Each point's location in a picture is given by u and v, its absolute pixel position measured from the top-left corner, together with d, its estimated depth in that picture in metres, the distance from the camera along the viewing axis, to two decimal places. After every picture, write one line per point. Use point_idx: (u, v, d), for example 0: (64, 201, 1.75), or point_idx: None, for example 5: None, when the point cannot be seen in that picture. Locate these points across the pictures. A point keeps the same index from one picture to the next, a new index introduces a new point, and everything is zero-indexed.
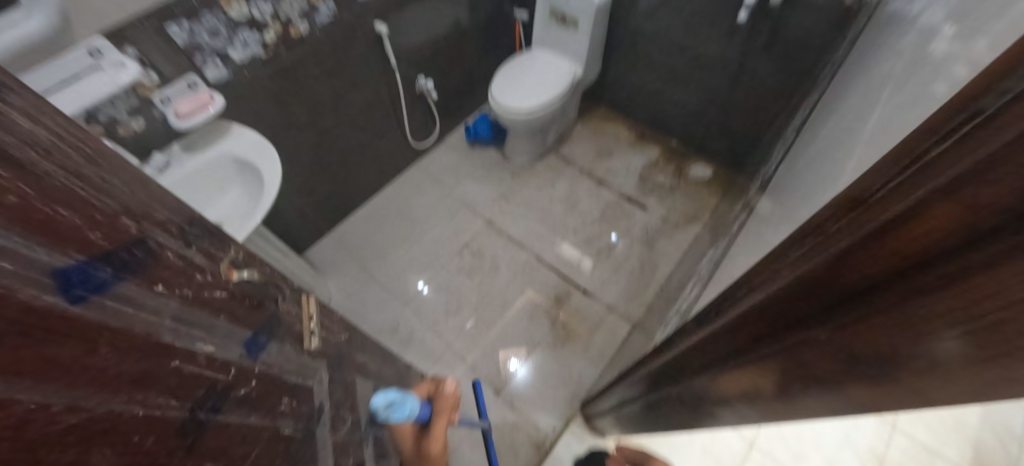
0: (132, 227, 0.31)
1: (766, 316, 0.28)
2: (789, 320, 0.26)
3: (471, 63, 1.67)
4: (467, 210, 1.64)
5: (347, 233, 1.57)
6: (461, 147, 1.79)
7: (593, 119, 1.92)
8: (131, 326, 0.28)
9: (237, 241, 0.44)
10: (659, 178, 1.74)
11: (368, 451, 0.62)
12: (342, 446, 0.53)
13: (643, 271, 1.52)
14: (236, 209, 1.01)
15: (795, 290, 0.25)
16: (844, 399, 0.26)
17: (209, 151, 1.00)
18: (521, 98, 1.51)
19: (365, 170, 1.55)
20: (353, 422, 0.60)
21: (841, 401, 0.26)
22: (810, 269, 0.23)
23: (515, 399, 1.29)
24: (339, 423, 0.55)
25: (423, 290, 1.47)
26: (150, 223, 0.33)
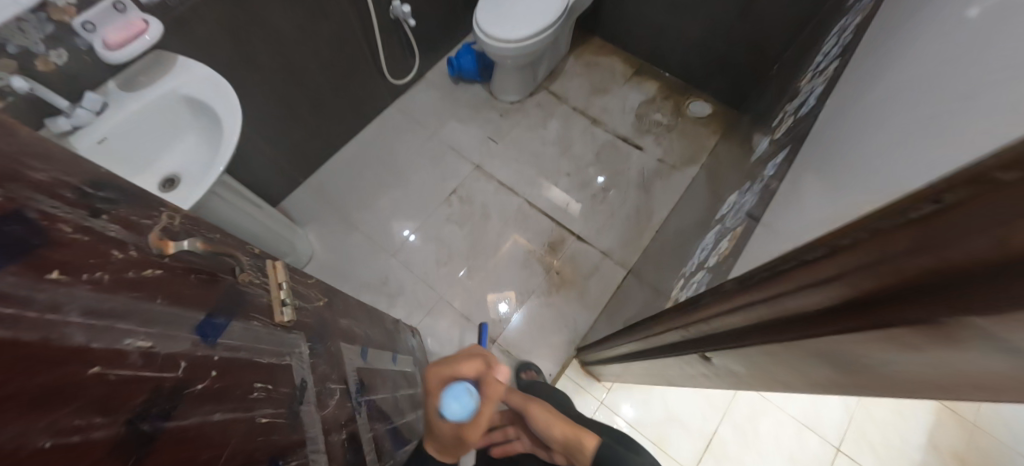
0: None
1: (792, 308, 0.27)
2: (817, 314, 0.25)
3: None
4: (452, 154, 1.52)
5: (324, 182, 1.46)
6: (444, 83, 1.62)
7: (588, 51, 1.74)
8: (11, 333, 0.20)
9: (171, 203, 0.35)
10: (656, 116, 1.62)
11: (361, 419, 0.59)
12: (331, 421, 0.49)
13: (639, 216, 1.46)
14: (195, 158, 0.89)
15: (820, 290, 0.24)
16: (876, 389, 0.26)
17: (153, 89, 0.84)
18: (512, 26, 1.33)
19: (336, 111, 1.40)
20: (342, 391, 0.56)
21: (871, 388, 0.26)
22: (835, 273, 0.22)
23: (510, 348, 1.28)
24: (327, 397, 0.51)
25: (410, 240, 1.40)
26: (31, 187, 0.24)
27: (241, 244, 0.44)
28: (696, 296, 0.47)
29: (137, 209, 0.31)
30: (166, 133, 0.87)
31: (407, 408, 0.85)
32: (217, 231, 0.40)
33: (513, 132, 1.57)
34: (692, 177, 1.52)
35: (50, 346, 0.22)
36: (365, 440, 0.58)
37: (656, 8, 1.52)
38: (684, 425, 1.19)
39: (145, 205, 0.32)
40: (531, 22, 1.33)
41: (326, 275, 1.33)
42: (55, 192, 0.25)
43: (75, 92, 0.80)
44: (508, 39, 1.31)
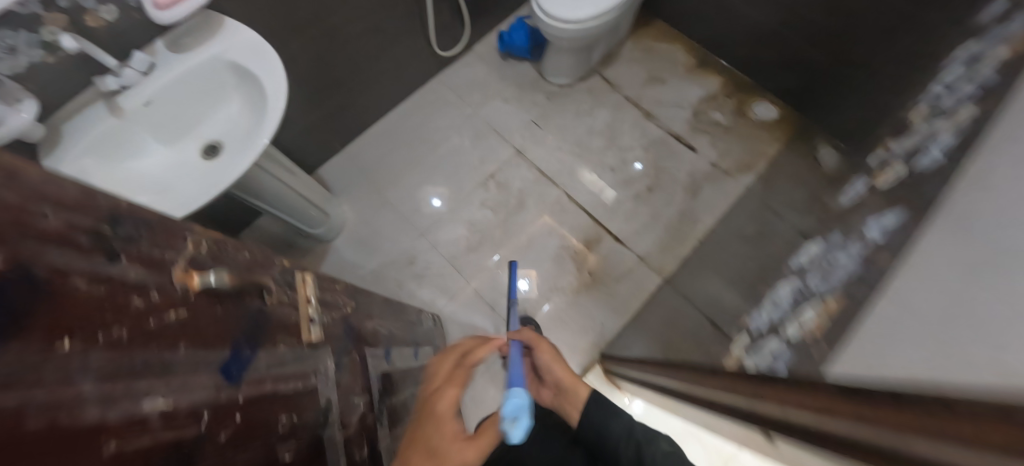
0: (19, 244, 0.19)
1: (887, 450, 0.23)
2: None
3: None
4: (493, 134, 1.45)
5: (361, 152, 1.43)
6: (490, 58, 1.53)
7: (650, 35, 1.58)
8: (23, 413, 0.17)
9: (197, 229, 0.32)
10: (714, 114, 1.47)
11: (381, 429, 0.57)
12: (352, 439, 0.48)
13: (682, 221, 1.34)
14: (237, 125, 0.87)
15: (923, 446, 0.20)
16: None
17: (200, 54, 0.81)
18: (573, 4, 1.21)
19: (378, 80, 1.34)
20: (365, 404, 0.55)
21: None
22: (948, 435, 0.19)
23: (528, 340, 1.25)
24: (349, 415, 0.49)
25: (434, 202, 1.38)
26: (48, 236, 0.21)
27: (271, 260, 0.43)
28: (771, 371, 0.42)
29: (162, 241, 0.29)
30: (210, 98, 0.85)
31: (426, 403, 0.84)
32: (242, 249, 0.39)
33: (557, 117, 1.47)
34: (747, 185, 1.38)
35: (60, 427, 0.19)
36: (383, 449, 0.57)
37: None
38: (703, 440, 1.12)
39: (168, 236, 0.30)
40: (595, 1, 1.21)
41: (356, 248, 1.33)
42: (74, 239, 0.22)
43: (124, 51, 0.78)
44: (567, 19, 1.20)
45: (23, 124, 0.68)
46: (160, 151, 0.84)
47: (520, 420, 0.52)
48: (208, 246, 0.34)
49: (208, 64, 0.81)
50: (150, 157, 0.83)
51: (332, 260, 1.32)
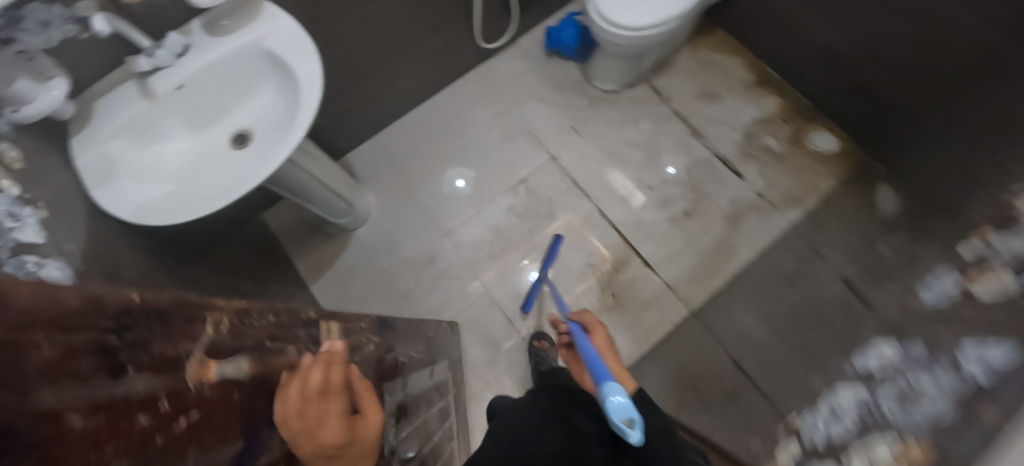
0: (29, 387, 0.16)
1: None
2: None
3: None
4: (529, 137, 1.38)
5: (391, 140, 1.39)
6: (534, 53, 1.44)
7: (707, 45, 1.47)
8: None
9: (215, 309, 0.31)
10: (766, 140, 1.36)
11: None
12: None
13: (718, 253, 1.26)
14: (268, 116, 0.83)
15: None
16: None
17: (236, 41, 0.76)
18: (631, 10, 1.12)
19: (415, 69, 1.28)
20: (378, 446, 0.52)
21: None
22: None
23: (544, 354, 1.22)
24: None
25: (459, 184, 1.35)
26: (61, 366, 0.18)
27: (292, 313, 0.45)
28: None
29: (179, 332, 0.26)
30: (243, 85, 0.81)
31: (435, 422, 0.83)
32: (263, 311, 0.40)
33: (597, 125, 1.39)
34: (793, 221, 1.29)
35: None
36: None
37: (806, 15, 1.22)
38: None
39: (188, 323, 0.27)
40: (657, 9, 1.11)
41: (378, 239, 1.31)
42: (90, 358, 0.20)
43: (159, 30, 0.76)
44: (625, 24, 1.11)
45: (55, 104, 0.65)
46: (190, 137, 0.82)
47: (637, 421, 0.58)
48: (229, 322, 0.33)
49: (243, 52, 0.77)
50: (179, 142, 0.81)
51: (353, 250, 1.31)
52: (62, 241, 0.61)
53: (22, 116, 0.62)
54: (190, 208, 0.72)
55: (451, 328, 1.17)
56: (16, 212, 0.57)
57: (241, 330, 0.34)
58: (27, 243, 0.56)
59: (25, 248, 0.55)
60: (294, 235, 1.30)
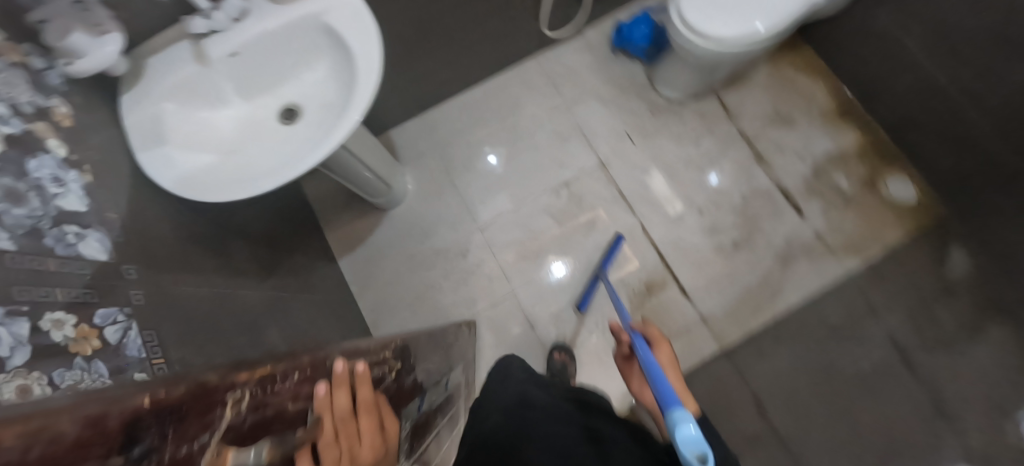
0: None
1: None
2: None
3: None
4: (580, 138, 1.31)
5: (436, 121, 1.33)
6: (598, 48, 1.34)
7: (789, 63, 1.33)
8: None
9: (239, 386, 0.31)
10: (836, 178, 1.24)
11: None
12: None
13: (762, 292, 1.18)
14: (320, 93, 0.78)
15: None
16: None
17: (297, 11, 0.71)
18: (715, 17, 1.01)
19: (473, 50, 1.22)
20: None
21: None
22: None
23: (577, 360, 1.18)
24: None
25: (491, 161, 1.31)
26: None
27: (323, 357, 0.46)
28: None
29: (194, 425, 0.25)
30: (298, 58, 0.77)
31: (442, 432, 0.82)
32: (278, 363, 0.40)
33: (655, 135, 1.30)
34: (851, 270, 1.17)
35: None
36: None
37: (910, 49, 1.07)
38: None
39: (207, 413, 0.26)
40: (747, 20, 1.00)
41: (411, 223, 1.28)
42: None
43: None
44: (708, 33, 1.01)
45: (106, 62, 0.63)
46: (240, 105, 0.79)
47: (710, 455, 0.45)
48: (251, 395, 0.32)
49: (304, 25, 0.72)
50: (229, 108, 0.78)
51: (385, 230, 1.28)
52: (105, 208, 0.60)
53: (75, 70, 0.60)
54: (228, 184, 0.68)
55: (469, 327, 1.15)
56: (60, 176, 0.55)
57: (265, 400, 0.33)
58: (69, 211, 0.54)
59: (66, 217, 0.53)
60: (329, 206, 1.29)
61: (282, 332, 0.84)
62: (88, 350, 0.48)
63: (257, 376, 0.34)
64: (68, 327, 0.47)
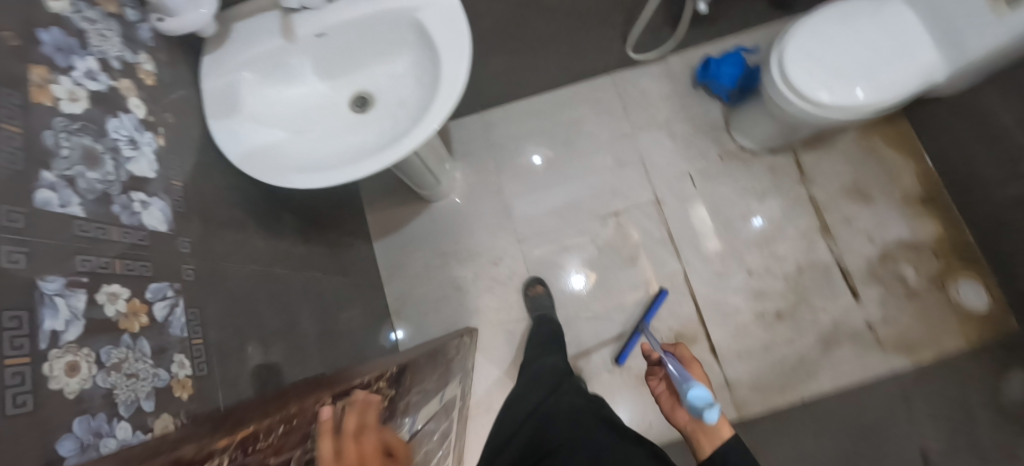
0: None
1: None
2: None
3: None
4: (640, 168, 1.25)
5: (496, 122, 1.30)
6: (680, 78, 1.27)
7: (880, 134, 1.23)
8: None
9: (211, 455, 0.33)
10: (904, 270, 1.14)
11: None
12: None
13: (795, 370, 1.11)
14: (397, 89, 0.76)
15: None
16: None
17: (393, 3, 0.68)
18: (817, 80, 0.93)
19: (551, 58, 1.17)
20: None
21: None
22: None
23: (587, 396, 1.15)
24: None
25: (536, 162, 1.27)
26: None
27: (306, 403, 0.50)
28: None
29: None
30: (381, 48, 0.74)
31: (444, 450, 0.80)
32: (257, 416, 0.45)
33: (719, 181, 1.23)
34: (896, 370, 1.09)
35: None
36: None
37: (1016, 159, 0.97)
38: None
39: None
40: (852, 87, 0.91)
41: (451, 220, 1.26)
42: None
43: None
44: (804, 92, 0.93)
45: (195, 27, 0.62)
46: (316, 84, 0.77)
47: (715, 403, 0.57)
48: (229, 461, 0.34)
49: (393, 17, 0.69)
50: (305, 85, 0.76)
51: (424, 221, 1.27)
52: (171, 175, 0.59)
53: (166, 29, 0.59)
54: (293, 167, 0.67)
55: (469, 336, 1.13)
56: (136, 138, 0.55)
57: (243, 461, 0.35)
58: (137, 177, 0.53)
59: (134, 184, 0.53)
60: (375, 186, 1.28)
61: (306, 314, 0.83)
62: (137, 327, 0.48)
63: (236, 441, 0.37)
64: (122, 300, 0.47)
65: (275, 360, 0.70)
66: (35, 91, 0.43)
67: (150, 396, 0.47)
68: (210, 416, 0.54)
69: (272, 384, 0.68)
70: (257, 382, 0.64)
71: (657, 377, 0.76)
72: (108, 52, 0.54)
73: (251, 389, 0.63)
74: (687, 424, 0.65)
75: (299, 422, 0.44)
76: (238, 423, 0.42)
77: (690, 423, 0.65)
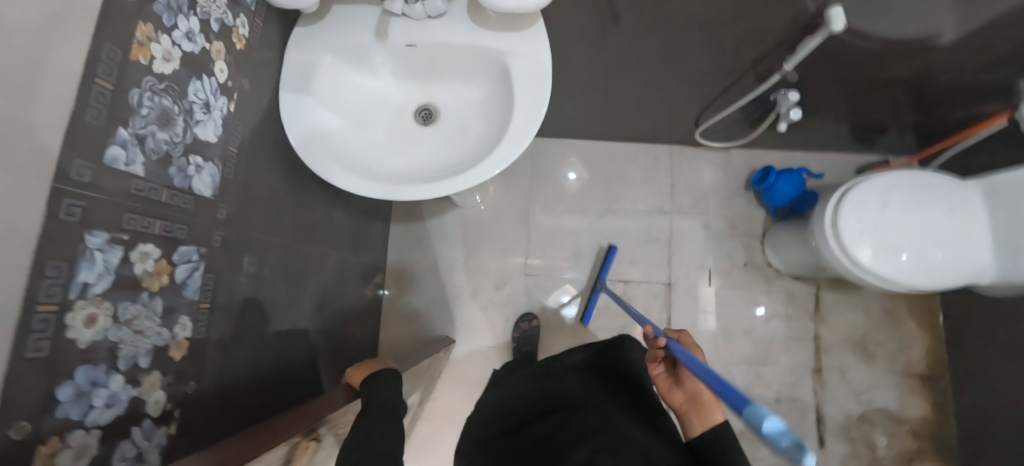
0: None
1: None
2: None
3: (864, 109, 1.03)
4: (665, 245, 1.26)
5: (547, 152, 1.32)
6: (734, 175, 1.28)
7: (906, 300, 1.20)
8: None
9: None
10: (876, 438, 1.14)
11: None
12: None
13: None
14: (465, 117, 0.78)
15: None
16: None
17: (488, 43, 0.69)
18: (869, 232, 0.91)
19: (620, 115, 1.18)
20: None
21: None
22: None
23: None
24: None
25: (570, 178, 1.31)
26: None
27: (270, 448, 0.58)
28: None
29: None
30: (463, 74, 0.76)
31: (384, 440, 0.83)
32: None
33: (734, 286, 1.23)
34: None
35: None
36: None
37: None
38: None
39: None
40: (898, 255, 0.90)
41: (472, 228, 1.29)
42: None
43: None
44: (846, 245, 0.91)
45: (301, 6, 0.63)
46: (390, 82, 0.79)
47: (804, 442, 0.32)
48: None
49: (484, 54, 0.70)
50: (381, 83, 0.79)
51: (446, 220, 1.30)
52: (230, 139, 0.62)
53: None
54: (346, 161, 0.69)
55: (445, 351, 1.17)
56: (210, 102, 0.57)
57: None
58: (200, 141, 0.56)
59: (196, 147, 0.55)
60: None
61: (305, 287, 0.86)
62: (159, 286, 0.50)
63: None
64: (150, 261, 0.49)
65: (267, 328, 0.74)
66: (135, 50, 0.44)
67: (149, 354, 0.49)
68: (195, 377, 0.57)
69: (262, 352, 0.71)
70: (248, 349, 0.68)
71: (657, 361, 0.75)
72: (213, 14, 0.56)
73: (243, 359, 0.67)
74: (683, 405, 0.66)
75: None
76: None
77: (687, 404, 0.65)
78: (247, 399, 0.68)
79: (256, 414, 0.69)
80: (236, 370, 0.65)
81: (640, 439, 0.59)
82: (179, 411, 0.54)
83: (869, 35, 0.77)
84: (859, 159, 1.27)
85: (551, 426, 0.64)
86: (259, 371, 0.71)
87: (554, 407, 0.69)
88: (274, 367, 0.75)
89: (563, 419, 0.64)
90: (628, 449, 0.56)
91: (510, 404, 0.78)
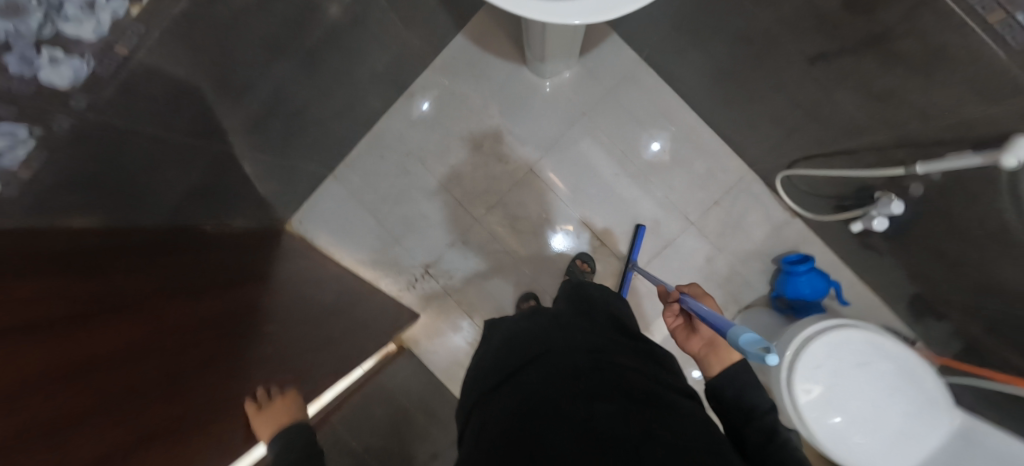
0: None
1: None
2: None
3: (937, 275, 0.90)
4: (660, 244, 1.21)
5: (637, 89, 1.22)
6: (773, 239, 1.18)
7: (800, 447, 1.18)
8: None
9: (116, 348, 0.50)
10: None
11: (153, 317, 0.59)
12: (97, 330, 0.49)
13: None
14: None
15: None
16: None
17: None
18: (828, 380, 0.84)
19: (729, 100, 1.05)
20: (168, 315, 0.61)
21: None
22: None
23: (430, 291, 1.25)
24: (104, 331, 0.50)
25: (651, 149, 1.22)
26: None
27: (223, 371, 0.67)
28: None
29: (113, 366, 0.48)
30: None
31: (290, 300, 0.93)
32: (205, 293, 0.73)
33: None
34: None
35: None
36: (199, 348, 0.63)
37: None
38: None
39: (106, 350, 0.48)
40: (831, 416, 0.84)
41: (522, 99, 1.25)
42: None
43: None
44: (795, 373, 0.84)
45: None
46: None
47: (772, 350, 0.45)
48: (122, 348, 0.50)
49: None
50: None
51: (508, 72, 1.25)
52: None
53: None
54: None
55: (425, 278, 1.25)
56: None
57: (114, 349, 0.49)
58: None
59: None
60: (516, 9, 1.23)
61: (342, 13, 0.84)
62: None
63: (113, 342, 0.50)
64: None
65: (293, 15, 0.74)
66: None
67: None
68: None
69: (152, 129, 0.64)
70: (148, 111, 0.62)
71: (675, 314, 0.73)
72: None
73: (96, 152, 0.59)
74: (701, 350, 0.67)
75: (169, 337, 0.59)
76: (104, 322, 0.51)
77: (704, 349, 0.67)
78: (154, 260, 0.70)
79: (172, 267, 0.72)
80: (71, 175, 0.58)
81: (632, 374, 0.58)
82: (139, 29, 0.52)
83: (1016, 205, 0.62)
84: (888, 319, 1.15)
85: (529, 374, 0.60)
86: (215, 69, 0.67)
87: (528, 353, 0.67)
88: (194, 120, 0.72)
89: (546, 361, 0.62)
90: (622, 387, 0.54)
91: (496, 352, 0.74)
